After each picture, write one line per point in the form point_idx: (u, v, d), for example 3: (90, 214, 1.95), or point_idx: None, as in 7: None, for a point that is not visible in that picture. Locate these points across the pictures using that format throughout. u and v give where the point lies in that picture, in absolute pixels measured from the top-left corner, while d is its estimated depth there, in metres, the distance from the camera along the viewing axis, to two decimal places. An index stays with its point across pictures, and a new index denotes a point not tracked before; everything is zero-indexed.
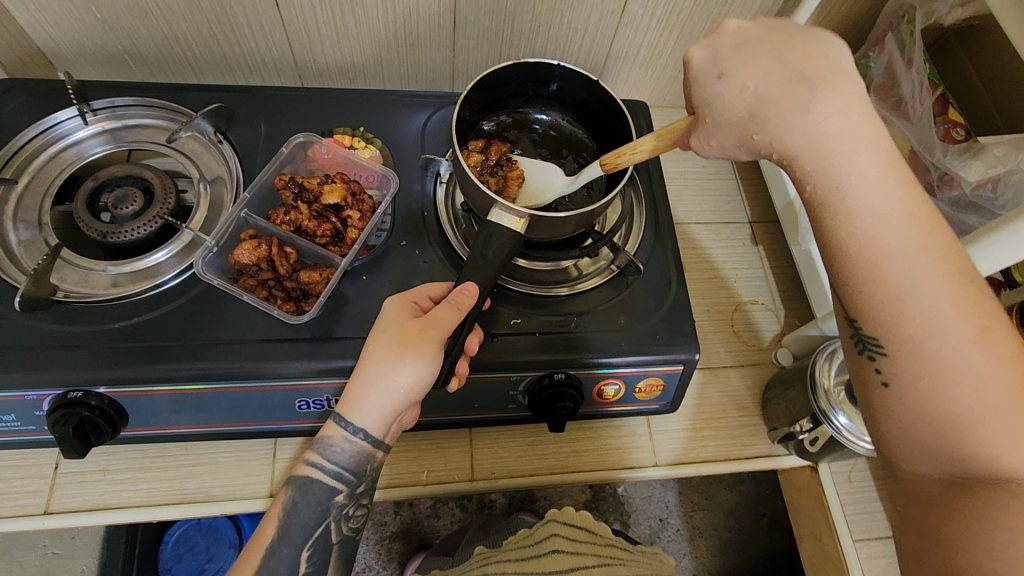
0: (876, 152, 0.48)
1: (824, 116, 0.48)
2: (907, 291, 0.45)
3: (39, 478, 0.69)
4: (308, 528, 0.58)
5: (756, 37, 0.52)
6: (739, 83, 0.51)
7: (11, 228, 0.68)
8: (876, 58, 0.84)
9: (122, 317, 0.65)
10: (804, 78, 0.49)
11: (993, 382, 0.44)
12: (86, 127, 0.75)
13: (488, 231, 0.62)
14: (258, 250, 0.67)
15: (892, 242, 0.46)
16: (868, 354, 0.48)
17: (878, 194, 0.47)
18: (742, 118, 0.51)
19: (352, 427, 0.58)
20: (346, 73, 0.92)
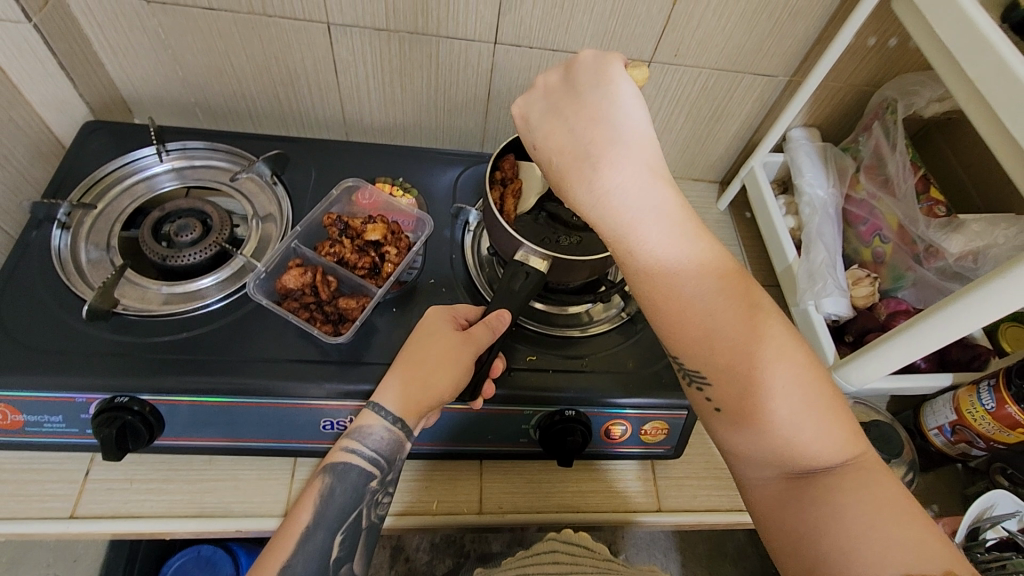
0: (658, 213, 0.56)
1: (609, 180, 0.56)
2: (700, 323, 0.55)
3: (70, 483, 0.72)
4: (343, 513, 0.60)
5: (553, 101, 0.61)
6: (546, 150, 0.60)
7: (83, 248, 0.76)
8: (864, 142, 0.94)
9: (171, 332, 0.71)
10: (587, 144, 0.57)
11: (787, 391, 0.52)
12: (160, 164, 0.85)
13: (515, 268, 0.68)
14: (303, 276, 0.74)
15: (686, 289, 0.55)
16: (695, 384, 0.57)
17: (664, 243, 0.56)
18: (555, 181, 0.61)
19: (387, 415, 0.62)
20: (388, 133, 1.03)
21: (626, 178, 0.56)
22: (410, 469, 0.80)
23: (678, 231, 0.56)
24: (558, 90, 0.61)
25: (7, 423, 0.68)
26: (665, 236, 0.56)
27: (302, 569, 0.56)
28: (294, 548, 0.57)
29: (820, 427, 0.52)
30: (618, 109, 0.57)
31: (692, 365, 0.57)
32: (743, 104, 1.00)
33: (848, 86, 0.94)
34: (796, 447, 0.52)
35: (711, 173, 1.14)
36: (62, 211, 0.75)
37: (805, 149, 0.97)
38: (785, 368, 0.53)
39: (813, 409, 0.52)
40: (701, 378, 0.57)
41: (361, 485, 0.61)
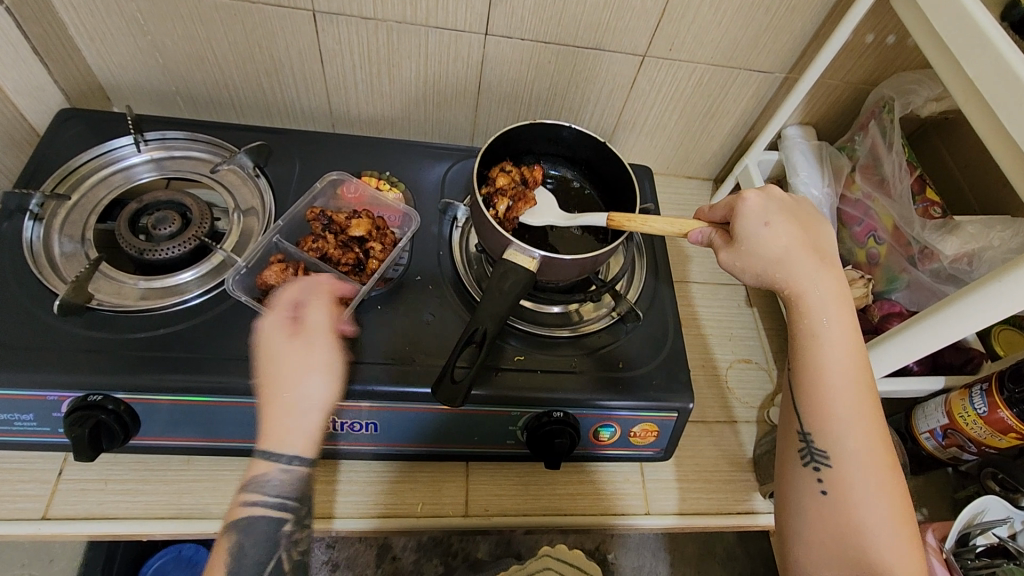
0: (844, 314, 0.61)
1: (823, 279, 0.62)
2: (842, 417, 0.58)
3: (42, 483, 0.70)
4: (261, 565, 0.57)
5: (781, 205, 0.65)
6: (778, 234, 0.62)
7: (57, 240, 0.74)
8: (861, 142, 0.93)
9: (148, 327, 0.69)
10: (813, 246, 0.63)
11: (887, 507, 0.56)
12: (139, 154, 0.82)
13: (502, 267, 0.65)
14: (284, 273, 0.72)
15: (837, 384, 0.59)
16: (813, 464, 0.58)
17: (848, 350, 0.60)
18: (772, 260, 0.62)
19: (285, 457, 0.58)
20: (375, 125, 1.00)
21: (826, 281, 0.62)
22: (395, 471, 0.78)
23: (844, 339, 0.60)
24: (789, 202, 0.66)
25: None
26: (840, 340, 0.60)
27: None
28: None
29: (906, 552, 0.54)
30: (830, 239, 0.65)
31: (819, 445, 0.58)
32: (738, 100, 0.98)
33: (844, 84, 0.93)
34: (879, 560, 0.54)
35: (705, 170, 1.12)
36: (35, 202, 0.73)
37: (800, 147, 0.96)
38: (892, 487, 0.57)
39: (901, 531, 0.55)
40: (822, 461, 0.58)
41: (272, 534, 0.58)
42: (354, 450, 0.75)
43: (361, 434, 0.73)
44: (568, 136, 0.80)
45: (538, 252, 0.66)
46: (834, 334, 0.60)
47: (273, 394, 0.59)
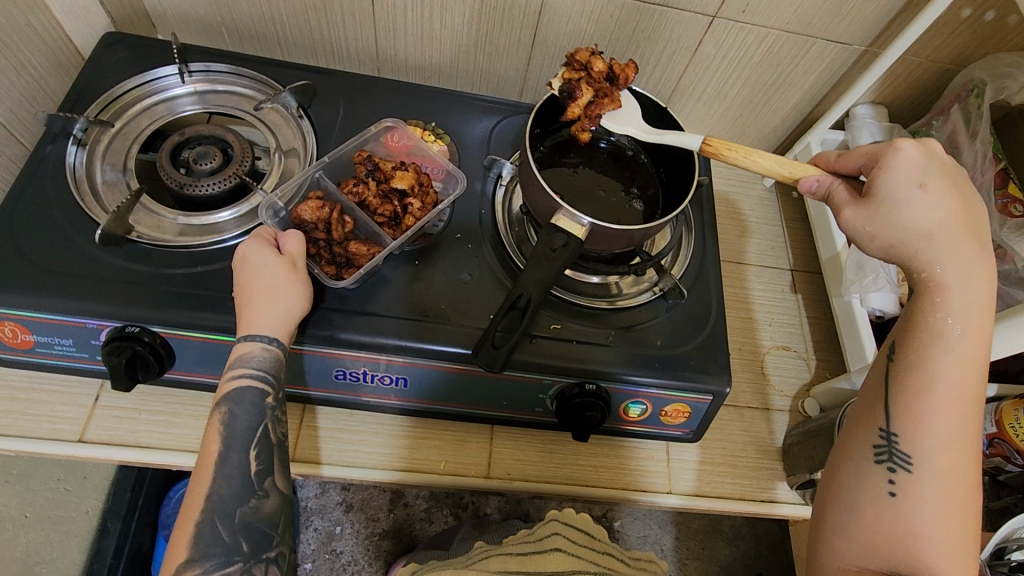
0: (981, 316, 0.54)
1: (975, 267, 0.55)
2: (935, 426, 0.53)
3: (79, 406, 0.72)
4: (250, 431, 0.61)
5: (941, 169, 0.57)
6: (930, 203, 0.55)
7: (99, 168, 0.73)
8: (939, 127, 0.87)
9: (186, 264, 0.69)
10: (969, 223, 0.56)
11: (953, 526, 0.52)
12: (182, 85, 0.80)
13: (550, 233, 0.62)
14: (319, 211, 0.70)
15: (949, 387, 0.53)
16: (889, 464, 0.54)
17: (972, 359, 0.54)
18: (916, 231, 0.55)
19: (263, 337, 0.63)
20: (422, 73, 0.97)
21: (976, 271, 0.55)
22: (418, 426, 0.78)
23: (969, 346, 0.54)
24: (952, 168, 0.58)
25: (17, 342, 0.66)
26: (964, 346, 0.54)
27: (225, 490, 0.59)
28: (214, 476, 0.59)
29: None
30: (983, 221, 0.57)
31: (904, 447, 0.54)
32: (810, 72, 0.92)
33: (929, 62, 0.86)
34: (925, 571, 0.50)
35: (761, 145, 1.07)
36: (78, 127, 0.71)
37: (869, 128, 0.90)
38: (966, 511, 0.53)
39: (959, 552, 0.51)
40: (902, 463, 0.54)
41: (258, 403, 0.62)
42: (375, 402, 0.75)
43: (379, 387, 0.72)
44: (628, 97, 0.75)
45: (588, 219, 0.63)
46: (962, 337, 0.54)
47: (252, 290, 0.63)
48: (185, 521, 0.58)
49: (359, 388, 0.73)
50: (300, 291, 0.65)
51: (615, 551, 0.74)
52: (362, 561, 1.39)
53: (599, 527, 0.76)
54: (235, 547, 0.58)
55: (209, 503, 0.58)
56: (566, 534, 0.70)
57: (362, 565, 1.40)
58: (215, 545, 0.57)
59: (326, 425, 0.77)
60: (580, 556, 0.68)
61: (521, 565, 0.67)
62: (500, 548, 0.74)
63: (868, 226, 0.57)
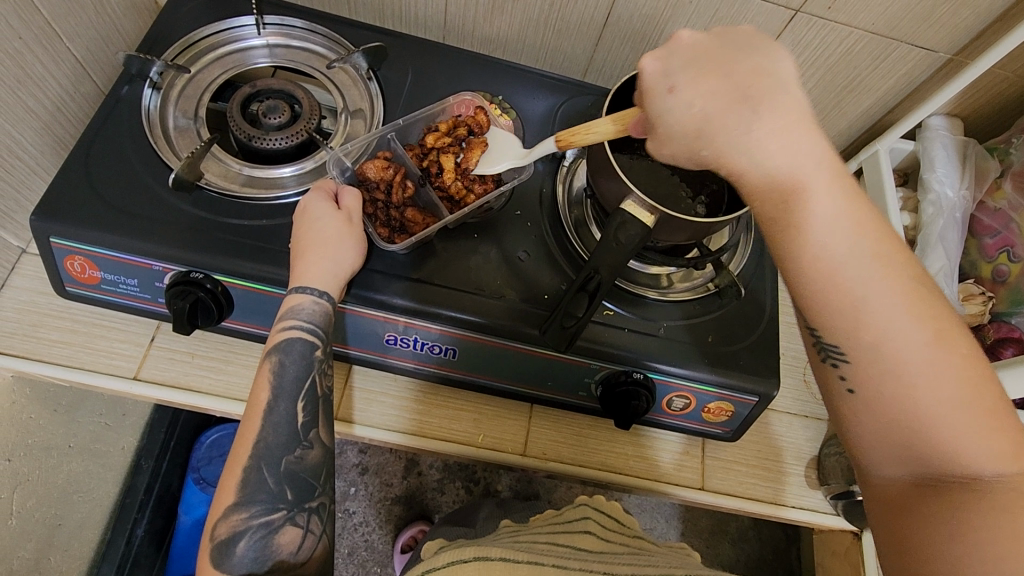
0: (820, 164, 0.51)
1: (772, 129, 0.51)
2: (861, 297, 0.49)
3: (136, 345, 0.74)
4: (299, 382, 0.62)
5: (688, 60, 0.54)
6: (686, 100, 0.52)
7: (171, 113, 0.73)
8: (1019, 146, 0.84)
9: (251, 216, 0.69)
10: (745, 88, 0.52)
11: (952, 388, 0.47)
12: (257, 37, 0.79)
13: (621, 217, 0.60)
14: (384, 172, 0.70)
15: (837, 256, 0.50)
16: (829, 361, 0.52)
17: (828, 203, 0.50)
18: (690, 133, 0.53)
19: (315, 291, 0.63)
20: (487, 45, 0.95)
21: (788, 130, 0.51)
22: (455, 397, 0.79)
23: (835, 193, 0.51)
24: (700, 41, 0.55)
25: (85, 277, 0.68)
26: (821, 194, 0.51)
27: (272, 438, 0.60)
28: (262, 423, 0.60)
29: (971, 427, 0.46)
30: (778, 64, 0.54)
31: (830, 339, 0.51)
32: (886, 78, 0.89)
33: (1016, 77, 0.82)
34: (948, 447, 0.46)
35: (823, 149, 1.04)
36: (155, 69, 0.72)
37: (942, 141, 0.87)
38: (934, 355, 0.47)
39: (972, 409, 0.46)
40: (838, 354, 0.51)
41: (307, 355, 0.63)
42: (401, 365, 0.75)
43: (408, 350, 0.73)
44: None
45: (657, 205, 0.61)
46: (818, 198, 0.50)
47: (307, 246, 0.64)
48: (234, 465, 0.59)
49: (410, 355, 0.73)
50: (353, 247, 0.65)
51: (644, 536, 0.75)
52: (374, 523, 1.43)
53: (632, 519, 0.77)
54: (279, 494, 0.59)
55: (257, 450, 0.59)
56: (596, 519, 0.71)
57: (374, 527, 1.43)
58: (261, 491, 0.59)
59: (367, 388, 0.78)
60: (610, 538, 0.69)
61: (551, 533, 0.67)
62: (525, 528, 0.75)
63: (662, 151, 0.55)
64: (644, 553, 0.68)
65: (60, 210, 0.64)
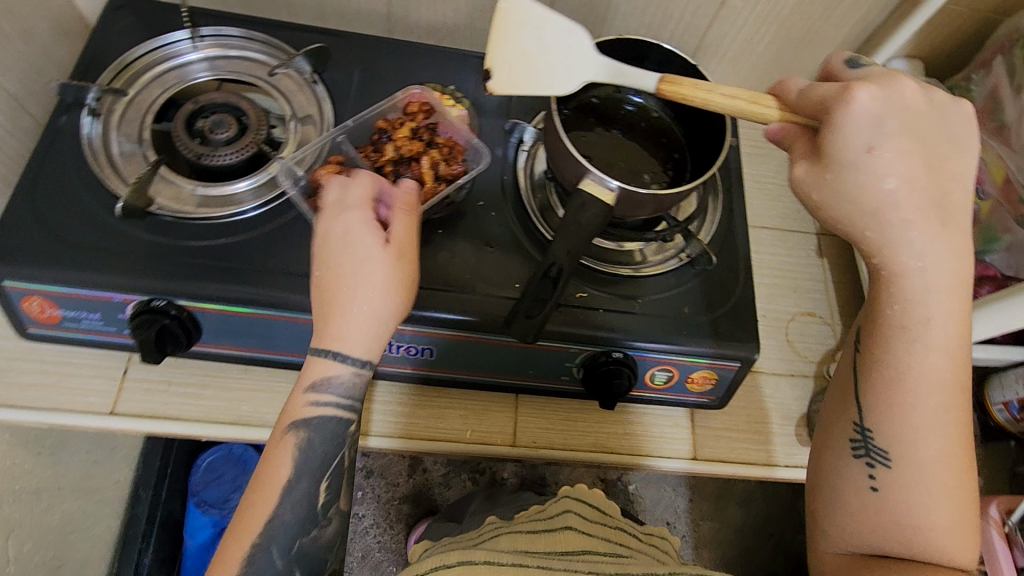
0: (944, 296, 0.52)
1: (924, 266, 0.52)
2: (921, 410, 0.53)
3: (109, 380, 0.72)
4: (326, 461, 0.61)
5: (902, 122, 0.50)
6: (882, 172, 0.49)
7: (114, 139, 0.71)
8: (979, 81, 0.82)
9: (209, 236, 0.68)
10: (941, 194, 0.51)
11: (954, 497, 0.53)
12: (191, 51, 0.77)
13: (580, 198, 0.59)
14: (336, 176, 0.65)
15: (932, 366, 0.52)
16: (867, 457, 0.55)
17: (949, 330, 0.52)
18: (865, 208, 0.51)
19: (351, 359, 0.60)
20: (435, 34, 0.93)
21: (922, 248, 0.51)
22: (441, 396, 0.78)
23: (951, 330, 0.52)
24: (886, 104, 0.49)
25: (46, 317, 0.67)
26: (943, 333, 0.52)
27: (287, 517, 0.59)
28: (278, 502, 0.58)
29: (958, 535, 0.52)
30: (968, 158, 0.53)
31: (880, 438, 0.55)
32: (841, 25, 0.87)
33: (970, 11, 0.81)
34: (931, 547, 0.52)
35: None
36: (92, 96, 0.70)
37: None
38: (959, 485, 0.53)
39: (962, 524, 0.53)
40: (879, 453, 0.55)
41: (340, 431, 0.62)
42: (378, 369, 0.74)
43: (384, 354, 0.72)
44: (654, 53, 0.75)
45: (616, 183, 0.61)
46: (935, 332, 0.52)
47: (333, 284, 0.58)
48: (238, 543, 0.57)
49: (385, 359, 0.72)
50: (395, 286, 0.58)
51: (625, 526, 0.76)
52: (385, 523, 1.43)
53: (612, 504, 0.79)
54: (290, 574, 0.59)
55: (269, 527, 0.58)
56: (577, 512, 0.72)
57: (385, 527, 1.44)
58: (269, 571, 0.58)
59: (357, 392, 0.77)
60: (590, 531, 0.70)
61: (531, 531, 0.68)
62: (511, 526, 0.75)
63: (815, 191, 0.52)
64: (624, 547, 0.69)
65: (9, 252, 0.62)
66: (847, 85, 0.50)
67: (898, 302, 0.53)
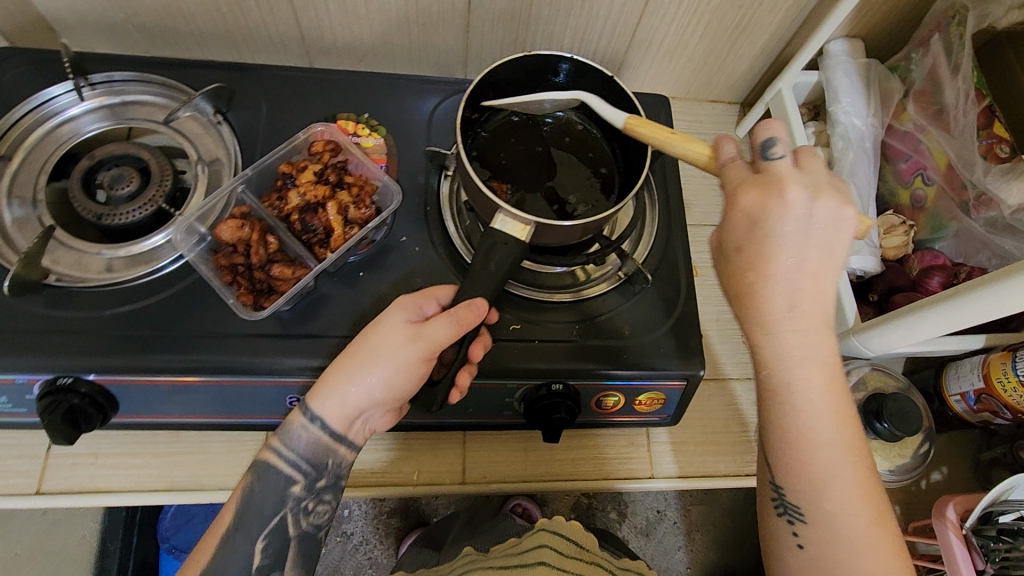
0: (819, 363, 0.50)
1: (787, 333, 0.50)
2: (825, 470, 0.50)
3: (31, 458, 0.69)
4: (264, 518, 0.58)
5: (760, 221, 0.50)
6: (749, 262, 0.50)
7: (6, 205, 0.67)
8: (919, 61, 0.80)
9: (114, 303, 0.64)
10: (798, 277, 0.50)
11: (877, 551, 0.50)
12: (82, 101, 0.72)
13: (491, 238, 0.58)
14: (239, 231, 0.63)
15: (818, 432, 0.50)
16: (787, 517, 0.53)
17: (822, 398, 0.50)
18: (736, 299, 0.52)
19: (310, 414, 0.58)
20: (354, 53, 0.88)
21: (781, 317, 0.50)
22: (385, 439, 0.75)
23: (830, 395, 0.50)
24: (795, 202, 0.50)
25: None
26: (818, 395, 0.50)
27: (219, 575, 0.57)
28: (215, 552, 0.57)
29: None
30: (840, 235, 0.50)
31: (791, 499, 0.52)
32: (774, 12, 0.83)
33: None
34: None
35: (730, 94, 1.00)
36: None
37: (844, 67, 0.82)
38: (877, 537, 0.50)
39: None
40: (795, 513, 0.53)
41: (282, 491, 0.58)
42: None
43: None
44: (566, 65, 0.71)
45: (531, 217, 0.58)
46: (812, 400, 0.50)
47: (345, 359, 0.58)
48: None
49: None
50: (405, 364, 0.55)
51: (603, 563, 0.72)
52: (374, 539, 1.41)
53: (590, 535, 0.74)
54: None
55: None
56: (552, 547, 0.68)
57: (375, 543, 1.42)
58: None
59: None
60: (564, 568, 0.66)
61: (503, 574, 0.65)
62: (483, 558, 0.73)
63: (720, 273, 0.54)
64: None
65: None
66: (738, 183, 0.51)
67: (779, 370, 0.51)
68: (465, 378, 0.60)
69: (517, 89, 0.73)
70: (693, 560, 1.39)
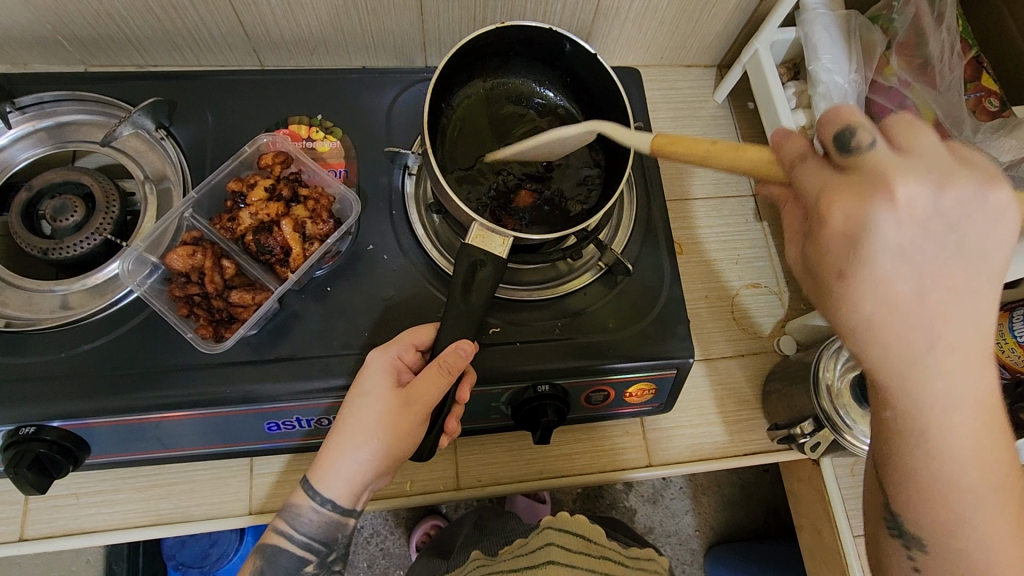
0: (968, 395, 0.40)
1: (933, 360, 0.39)
2: (973, 510, 0.41)
3: (11, 504, 0.67)
4: None
5: (878, 238, 0.36)
6: (872, 289, 0.38)
7: None
8: (901, 10, 0.76)
9: (72, 343, 0.61)
10: (928, 292, 0.38)
11: None
12: (11, 128, 0.68)
13: (470, 260, 0.57)
14: (191, 258, 0.61)
15: (960, 474, 0.41)
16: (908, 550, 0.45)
17: (965, 432, 0.40)
18: (846, 331, 0.40)
19: (319, 499, 0.56)
20: (304, 46, 0.83)
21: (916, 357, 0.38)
22: None
23: (977, 430, 0.40)
24: (913, 210, 0.36)
25: None
26: (959, 427, 0.40)
27: None
28: None
29: None
30: (984, 245, 0.38)
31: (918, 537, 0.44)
32: None
33: None
34: None
35: (707, 57, 0.95)
36: None
37: (823, 20, 0.76)
38: None
39: None
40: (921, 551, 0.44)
41: (295, 571, 0.58)
42: (295, 444, 0.68)
43: (295, 430, 0.66)
44: (538, 37, 0.69)
45: (509, 232, 0.57)
46: (953, 437, 0.40)
47: (338, 425, 0.56)
48: None
49: (298, 434, 0.66)
50: (402, 433, 0.55)
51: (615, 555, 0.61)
52: (385, 530, 1.39)
53: (597, 526, 0.62)
54: None
55: None
56: (559, 547, 0.57)
57: (385, 533, 1.40)
58: None
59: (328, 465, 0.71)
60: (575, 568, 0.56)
61: None
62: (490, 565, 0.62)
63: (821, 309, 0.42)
64: None
65: None
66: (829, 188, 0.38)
67: (913, 403, 0.40)
68: (454, 423, 0.59)
69: (485, 58, 0.72)
70: (700, 523, 1.39)
